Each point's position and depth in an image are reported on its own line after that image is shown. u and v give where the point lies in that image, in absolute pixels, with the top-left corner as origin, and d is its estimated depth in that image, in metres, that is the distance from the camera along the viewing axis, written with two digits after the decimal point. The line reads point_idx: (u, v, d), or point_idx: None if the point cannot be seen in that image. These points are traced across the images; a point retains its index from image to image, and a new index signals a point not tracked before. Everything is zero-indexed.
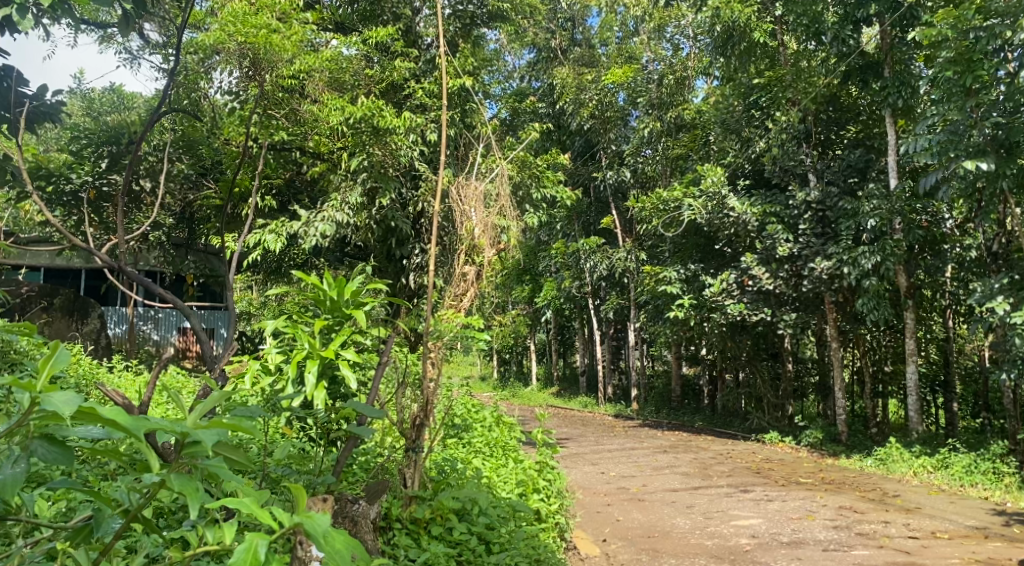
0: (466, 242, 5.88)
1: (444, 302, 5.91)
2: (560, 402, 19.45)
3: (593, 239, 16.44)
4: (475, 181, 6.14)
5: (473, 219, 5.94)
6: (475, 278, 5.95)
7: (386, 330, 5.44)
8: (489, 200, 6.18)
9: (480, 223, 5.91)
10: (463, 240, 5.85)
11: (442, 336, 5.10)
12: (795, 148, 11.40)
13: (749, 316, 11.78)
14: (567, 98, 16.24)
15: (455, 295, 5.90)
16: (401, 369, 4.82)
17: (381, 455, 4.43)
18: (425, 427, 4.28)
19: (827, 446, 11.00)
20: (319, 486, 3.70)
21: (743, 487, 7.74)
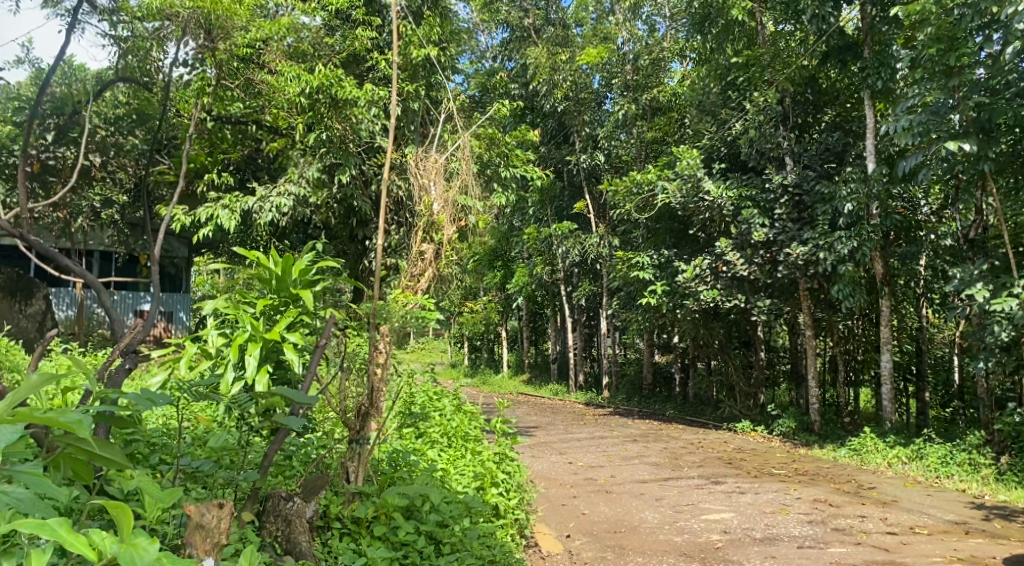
0: (425, 218, 5.49)
1: (400, 282, 5.52)
2: (531, 390, 19.15)
3: (565, 224, 16.11)
4: (436, 154, 5.76)
5: (432, 193, 5.57)
6: (434, 257, 5.55)
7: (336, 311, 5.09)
8: (451, 176, 5.81)
9: (440, 199, 5.55)
10: (422, 217, 5.47)
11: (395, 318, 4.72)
12: (772, 130, 11.07)
13: (722, 303, 11.45)
14: (540, 79, 15.71)
15: (411, 274, 5.49)
16: (350, 352, 4.45)
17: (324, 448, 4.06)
18: (371, 416, 3.91)
19: (799, 436, 10.82)
20: (245, 481, 3.32)
21: (715, 478, 7.48)
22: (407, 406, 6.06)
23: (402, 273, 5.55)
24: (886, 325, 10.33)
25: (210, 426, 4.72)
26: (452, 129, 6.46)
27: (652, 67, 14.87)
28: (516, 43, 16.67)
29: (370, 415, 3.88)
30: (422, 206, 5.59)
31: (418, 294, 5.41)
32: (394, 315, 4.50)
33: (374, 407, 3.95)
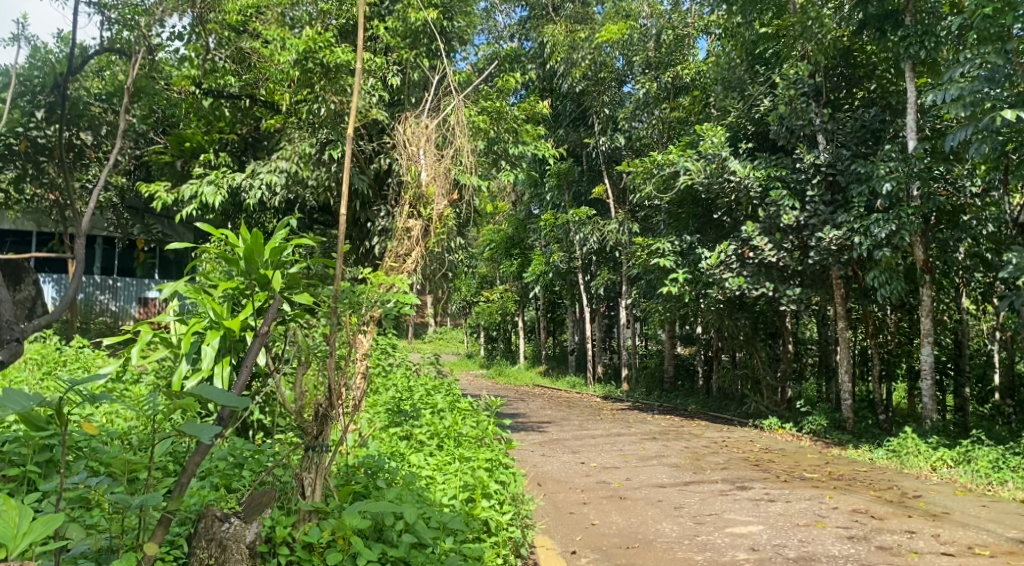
0: (413, 190, 4.95)
1: (385, 263, 4.93)
2: (548, 382, 18.50)
3: (583, 209, 15.41)
4: (427, 118, 5.18)
5: (422, 162, 4.99)
6: (422, 235, 4.90)
7: (311, 296, 4.45)
8: (443, 146, 5.24)
9: (429, 170, 4.99)
10: (409, 190, 4.91)
11: (371, 302, 4.08)
12: (803, 106, 10.22)
13: (749, 292, 10.66)
14: (558, 58, 15.08)
15: (397, 254, 4.88)
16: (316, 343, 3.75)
17: (280, 458, 3.43)
18: (335, 417, 3.28)
19: (832, 434, 10.09)
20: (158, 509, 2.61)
21: (740, 483, 6.79)
22: (396, 404, 5.41)
23: (387, 252, 4.96)
24: (927, 315, 9.53)
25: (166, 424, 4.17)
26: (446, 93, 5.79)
27: (675, 43, 14.12)
28: (533, 22, 15.89)
29: (331, 420, 3.27)
30: (411, 179, 5.04)
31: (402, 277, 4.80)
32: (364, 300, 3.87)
33: (337, 409, 3.33)
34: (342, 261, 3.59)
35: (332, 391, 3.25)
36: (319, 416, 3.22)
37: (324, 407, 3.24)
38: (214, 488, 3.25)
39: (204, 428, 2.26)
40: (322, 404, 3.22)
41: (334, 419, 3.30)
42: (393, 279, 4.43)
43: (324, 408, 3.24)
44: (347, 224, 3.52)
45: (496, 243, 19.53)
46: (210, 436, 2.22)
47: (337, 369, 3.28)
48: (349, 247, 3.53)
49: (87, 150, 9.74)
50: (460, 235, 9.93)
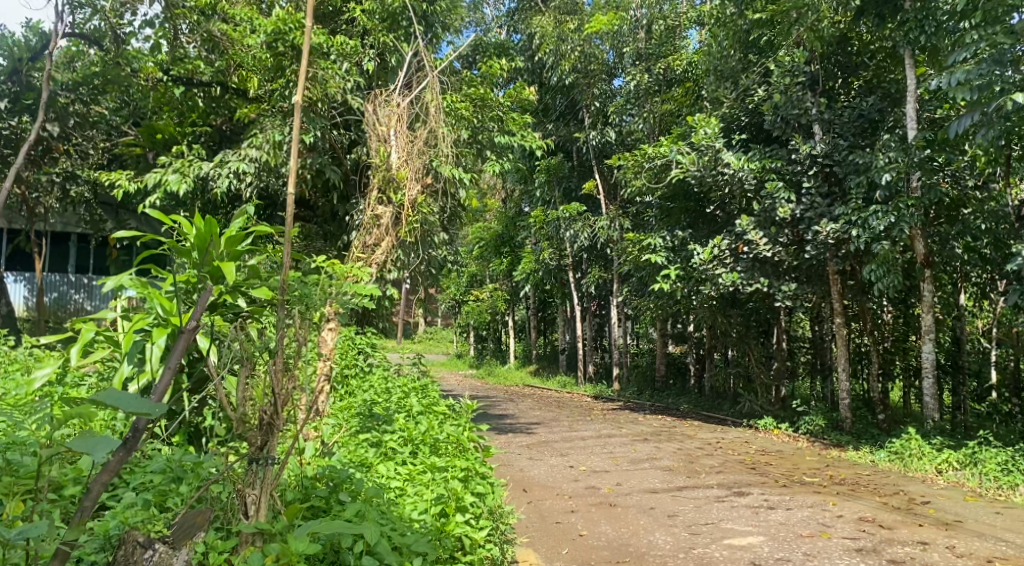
0: (382, 173, 5.08)
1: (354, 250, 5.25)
2: (537, 382, 18.13)
3: (573, 205, 15.04)
4: (397, 97, 5.05)
5: (389, 150, 4.95)
6: (392, 222, 5.20)
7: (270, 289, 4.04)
8: (414, 125, 5.21)
9: (399, 153, 5.04)
10: (378, 176, 5.06)
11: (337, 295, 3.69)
12: (799, 94, 9.79)
13: (743, 288, 10.26)
14: (546, 50, 14.67)
15: (365, 243, 5.22)
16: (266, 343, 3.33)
17: (220, 474, 3.01)
18: (282, 427, 2.87)
19: (830, 435, 9.73)
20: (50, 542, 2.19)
21: (737, 489, 6.42)
22: (367, 408, 5.02)
23: (356, 239, 5.30)
24: (927, 312, 9.17)
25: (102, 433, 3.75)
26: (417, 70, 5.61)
27: (666, 34, 13.76)
28: (521, 13, 15.45)
29: (279, 429, 2.85)
30: (380, 161, 5.10)
31: (372, 266, 5.18)
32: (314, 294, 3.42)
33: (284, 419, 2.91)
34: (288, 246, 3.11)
35: (278, 395, 2.82)
36: (264, 424, 2.81)
37: (268, 415, 2.80)
38: (145, 506, 2.84)
39: (99, 443, 1.94)
40: (267, 413, 2.80)
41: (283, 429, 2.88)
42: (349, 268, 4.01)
43: (268, 415, 2.80)
44: (290, 204, 3.05)
45: (485, 241, 19.11)
46: (102, 454, 1.91)
47: (282, 371, 2.85)
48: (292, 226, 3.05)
49: (52, 141, 9.29)
50: (442, 229, 9.55)
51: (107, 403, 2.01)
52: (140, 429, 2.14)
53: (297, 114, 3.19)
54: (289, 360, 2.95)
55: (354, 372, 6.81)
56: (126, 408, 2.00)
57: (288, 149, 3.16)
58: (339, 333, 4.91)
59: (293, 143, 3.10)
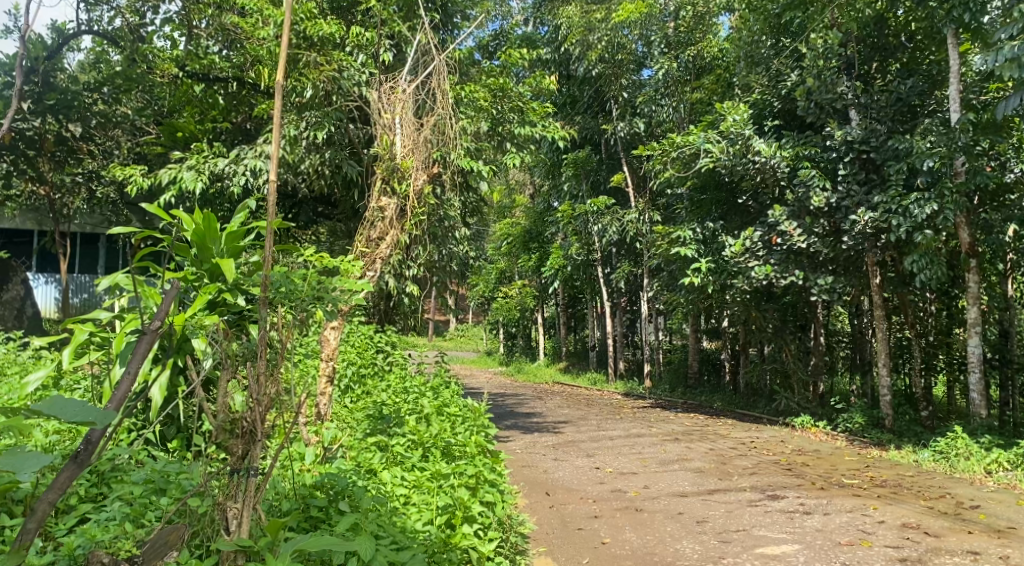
0: (387, 163, 5.11)
1: (357, 246, 5.10)
2: (568, 380, 17.84)
3: (600, 198, 14.72)
4: (405, 84, 5.30)
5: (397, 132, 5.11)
6: (398, 215, 5.11)
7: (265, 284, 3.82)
8: (420, 113, 5.37)
9: (404, 144, 5.13)
10: (382, 166, 5.07)
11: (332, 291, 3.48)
12: (833, 78, 9.37)
13: (777, 281, 9.85)
14: (573, 40, 14.35)
15: (371, 238, 5.09)
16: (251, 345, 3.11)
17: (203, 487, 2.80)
18: (266, 436, 2.65)
19: (870, 433, 9.32)
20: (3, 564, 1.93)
21: (771, 492, 6.10)
22: (377, 409, 4.82)
23: (359, 235, 5.15)
24: (973, 304, 8.71)
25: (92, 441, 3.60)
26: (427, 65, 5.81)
27: (696, 20, 13.36)
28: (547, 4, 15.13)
29: (261, 439, 2.63)
30: (386, 150, 5.21)
31: (377, 262, 4.99)
32: (297, 290, 3.18)
33: (268, 428, 2.70)
34: (269, 239, 2.88)
35: (259, 402, 2.61)
36: (244, 433, 2.60)
37: (250, 424, 2.59)
38: (123, 521, 2.70)
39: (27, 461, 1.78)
40: (247, 420, 2.59)
41: (266, 438, 2.67)
42: (339, 262, 3.76)
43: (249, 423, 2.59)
44: (268, 193, 2.85)
45: (514, 237, 18.88)
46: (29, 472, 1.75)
47: (263, 375, 2.65)
48: (273, 217, 2.85)
49: (74, 141, 9.26)
50: (462, 223, 9.32)
51: (49, 412, 1.84)
52: (92, 442, 1.99)
53: (277, 98, 3.04)
54: (272, 364, 2.75)
55: (371, 372, 6.60)
56: (68, 418, 1.83)
57: (271, 133, 3.01)
58: (342, 331, 4.51)
59: (274, 129, 2.93)
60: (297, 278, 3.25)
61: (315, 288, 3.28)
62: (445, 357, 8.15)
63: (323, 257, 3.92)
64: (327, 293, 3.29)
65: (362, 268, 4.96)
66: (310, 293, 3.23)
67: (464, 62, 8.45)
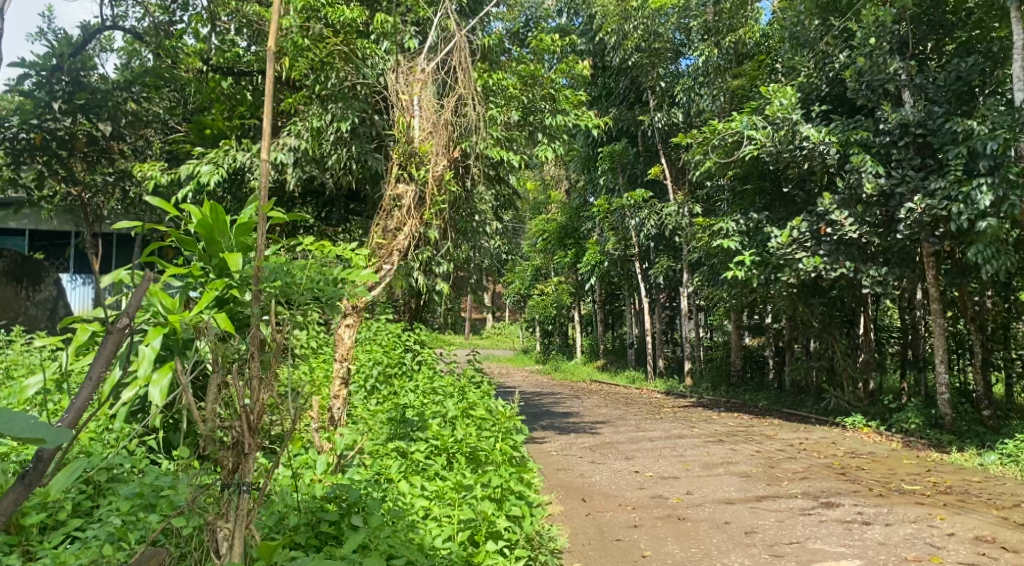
0: (404, 147, 4.95)
1: (373, 236, 4.80)
2: (606, 378, 17.45)
3: (638, 192, 14.28)
4: (425, 65, 5.23)
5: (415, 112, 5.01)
6: (416, 204, 4.89)
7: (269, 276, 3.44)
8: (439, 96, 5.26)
9: (423, 127, 5.02)
10: (400, 151, 4.92)
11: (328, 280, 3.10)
12: (885, 58, 8.83)
13: (826, 273, 9.31)
14: (608, 30, 13.94)
15: (387, 229, 4.79)
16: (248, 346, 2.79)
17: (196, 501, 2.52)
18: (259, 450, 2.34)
19: (928, 434, 8.79)
20: None
21: (826, 499, 5.67)
22: (400, 412, 4.56)
23: (374, 227, 4.88)
24: None
25: (89, 449, 3.37)
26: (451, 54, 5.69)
27: (736, 5, 12.85)
28: None
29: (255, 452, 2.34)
30: (402, 134, 5.06)
31: (395, 254, 4.63)
32: (295, 284, 2.88)
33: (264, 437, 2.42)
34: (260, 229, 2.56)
35: (248, 411, 2.29)
36: (234, 444, 2.32)
37: (242, 437, 2.30)
38: (107, 542, 2.48)
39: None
40: (237, 431, 2.31)
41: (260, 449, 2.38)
42: (342, 251, 3.46)
43: (249, 432, 2.30)
44: (259, 177, 2.54)
45: (549, 233, 18.52)
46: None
47: (257, 380, 2.35)
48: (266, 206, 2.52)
49: None
50: (493, 217, 9.03)
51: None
52: (42, 458, 1.41)
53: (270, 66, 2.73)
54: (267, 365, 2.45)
55: (399, 372, 6.31)
56: (12, 436, 1.25)
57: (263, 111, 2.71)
58: (358, 328, 4.39)
59: (265, 108, 2.63)
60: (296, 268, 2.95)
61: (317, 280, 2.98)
62: (476, 356, 7.85)
63: (325, 246, 3.61)
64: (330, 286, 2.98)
65: (378, 261, 4.60)
66: (309, 288, 2.93)
67: (493, 50, 8.14)
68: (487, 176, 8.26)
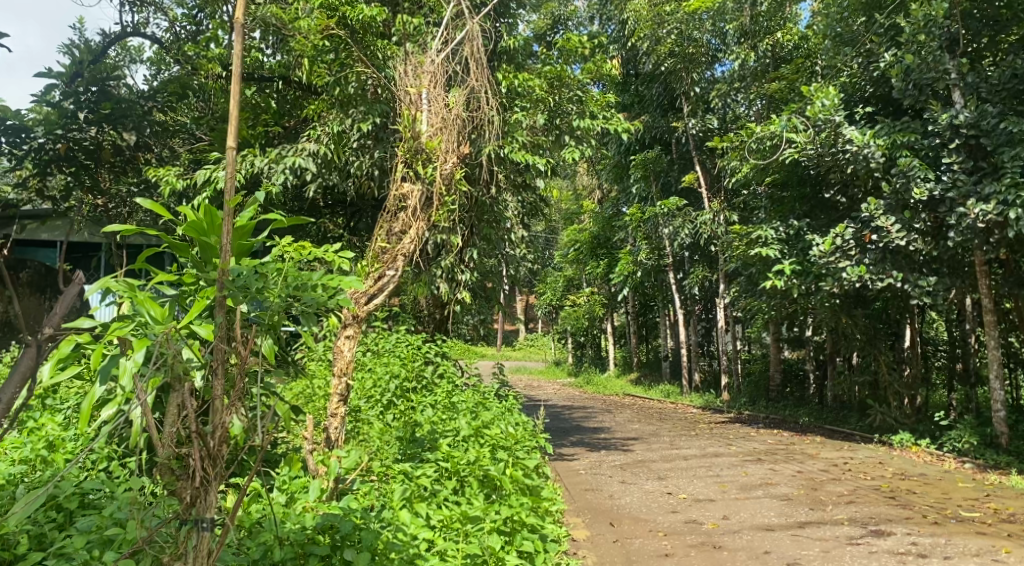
0: (410, 143, 4.72)
1: (376, 240, 4.59)
2: (639, 392, 16.94)
3: (672, 200, 13.84)
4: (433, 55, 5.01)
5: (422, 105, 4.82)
6: (423, 205, 4.66)
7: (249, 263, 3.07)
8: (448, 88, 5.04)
9: (430, 122, 4.80)
10: (405, 147, 4.72)
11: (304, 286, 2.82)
12: (936, 54, 8.27)
13: (872, 283, 8.81)
14: (640, 35, 13.56)
15: (392, 232, 4.57)
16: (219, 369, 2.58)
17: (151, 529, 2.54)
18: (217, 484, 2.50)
19: (984, 455, 8.22)
20: None
21: (875, 527, 5.21)
22: (410, 432, 4.28)
23: (378, 229, 4.64)
24: None
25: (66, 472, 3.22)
26: (461, 42, 5.53)
27: (774, 6, 12.39)
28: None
29: (214, 484, 2.48)
30: (408, 129, 4.84)
31: (399, 258, 4.42)
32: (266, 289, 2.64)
33: (223, 464, 2.56)
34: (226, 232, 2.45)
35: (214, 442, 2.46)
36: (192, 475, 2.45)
37: (200, 471, 2.43)
38: None
39: None
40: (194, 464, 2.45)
41: (219, 480, 2.52)
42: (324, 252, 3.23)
43: (209, 464, 2.45)
44: (226, 171, 2.61)
45: (581, 243, 18.09)
46: None
47: (223, 409, 2.52)
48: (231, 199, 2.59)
49: None
50: (520, 224, 8.71)
51: None
52: None
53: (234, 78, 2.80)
54: (227, 385, 2.57)
55: (418, 387, 5.99)
56: None
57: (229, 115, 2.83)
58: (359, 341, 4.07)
59: (232, 107, 2.73)
60: (268, 273, 2.74)
61: (290, 286, 2.75)
62: (501, 369, 7.52)
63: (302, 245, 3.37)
64: (304, 293, 2.75)
65: (381, 266, 4.43)
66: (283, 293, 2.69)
67: (518, 52, 7.85)
68: (512, 183, 7.96)
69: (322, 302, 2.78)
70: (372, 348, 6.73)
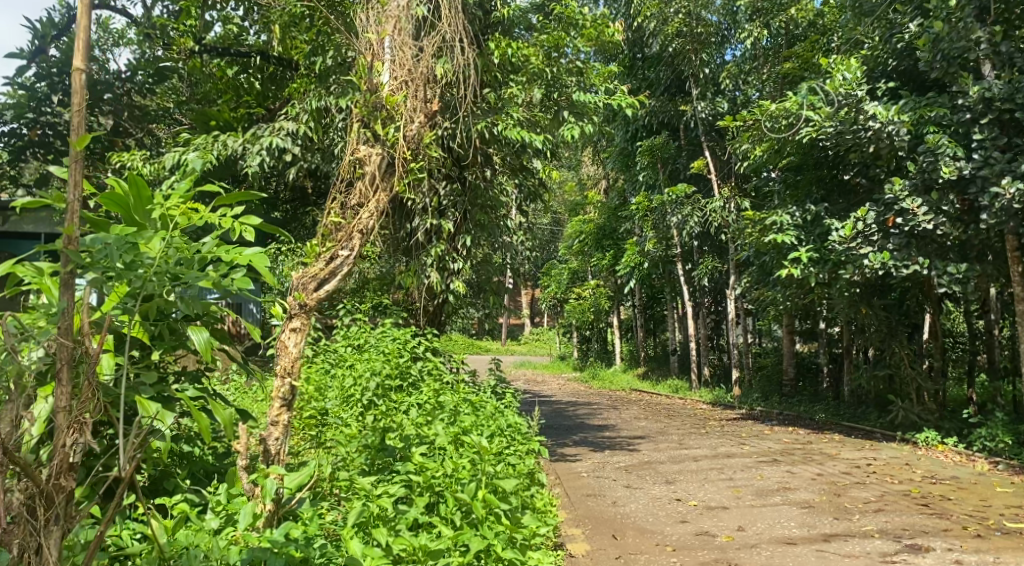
0: (369, 100, 4.31)
1: (329, 213, 4.11)
2: (645, 387, 16.40)
3: (680, 187, 13.27)
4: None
5: (386, 51, 4.46)
6: (388, 171, 4.31)
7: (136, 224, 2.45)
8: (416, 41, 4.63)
9: (395, 75, 4.45)
10: (363, 104, 4.28)
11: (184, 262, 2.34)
12: (967, 22, 7.58)
13: (896, 270, 8.19)
14: (647, 14, 12.97)
15: (347, 205, 4.12)
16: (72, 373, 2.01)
17: None
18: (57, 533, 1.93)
19: (1018, 455, 7.60)
20: None
21: (910, 543, 4.62)
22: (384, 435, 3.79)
23: (335, 199, 4.19)
24: None
25: None
26: None
27: None
28: None
29: (51, 532, 1.92)
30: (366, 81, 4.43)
31: (354, 236, 3.91)
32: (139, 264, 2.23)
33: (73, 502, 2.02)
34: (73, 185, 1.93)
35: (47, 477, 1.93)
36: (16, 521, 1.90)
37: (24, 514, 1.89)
38: None
39: None
40: (16, 507, 1.90)
41: (64, 524, 1.96)
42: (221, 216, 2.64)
43: (40, 505, 1.92)
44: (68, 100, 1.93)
45: (586, 234, 17.53)
46: None
47: (62, 432, 1.95)
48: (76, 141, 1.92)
49: None
50: (518, 210, 8.15)
51: None
52: None
53: None
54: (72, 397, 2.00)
55: (402, 385, 5.44)
56: None
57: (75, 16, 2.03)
58: (308, 334, 3.60)
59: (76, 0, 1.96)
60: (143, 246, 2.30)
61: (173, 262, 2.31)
62: (498, 364, 6.96)
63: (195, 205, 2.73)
64: (190, 271, 2.32)
65: (334, 246, 3.88)
66: (163, 271, 2.27)
67: (512, 23, 7.28)
68: (508, 164, 7.39)
69: (210, 278, 2.33)
70: (354, 342, 6.17)
